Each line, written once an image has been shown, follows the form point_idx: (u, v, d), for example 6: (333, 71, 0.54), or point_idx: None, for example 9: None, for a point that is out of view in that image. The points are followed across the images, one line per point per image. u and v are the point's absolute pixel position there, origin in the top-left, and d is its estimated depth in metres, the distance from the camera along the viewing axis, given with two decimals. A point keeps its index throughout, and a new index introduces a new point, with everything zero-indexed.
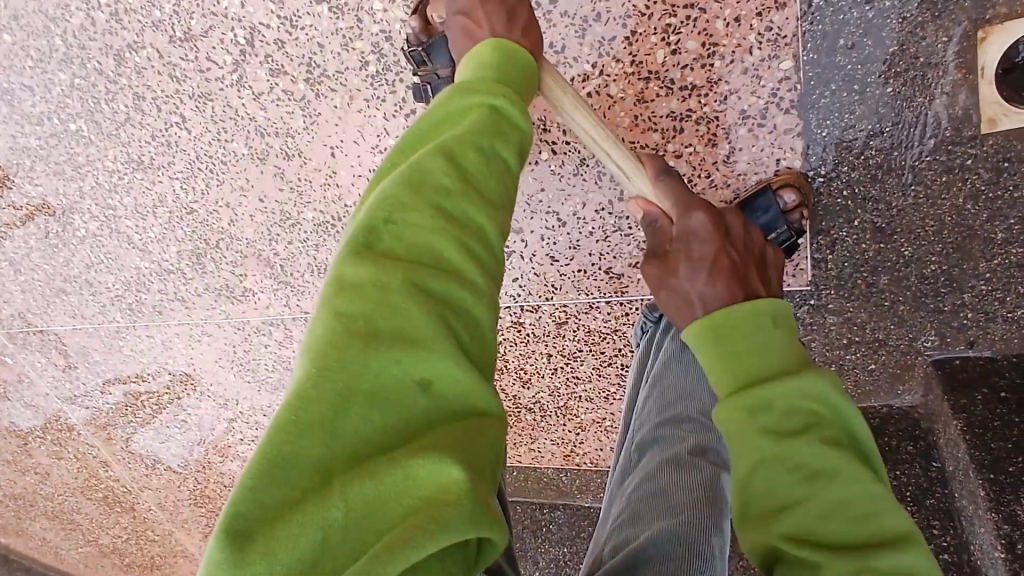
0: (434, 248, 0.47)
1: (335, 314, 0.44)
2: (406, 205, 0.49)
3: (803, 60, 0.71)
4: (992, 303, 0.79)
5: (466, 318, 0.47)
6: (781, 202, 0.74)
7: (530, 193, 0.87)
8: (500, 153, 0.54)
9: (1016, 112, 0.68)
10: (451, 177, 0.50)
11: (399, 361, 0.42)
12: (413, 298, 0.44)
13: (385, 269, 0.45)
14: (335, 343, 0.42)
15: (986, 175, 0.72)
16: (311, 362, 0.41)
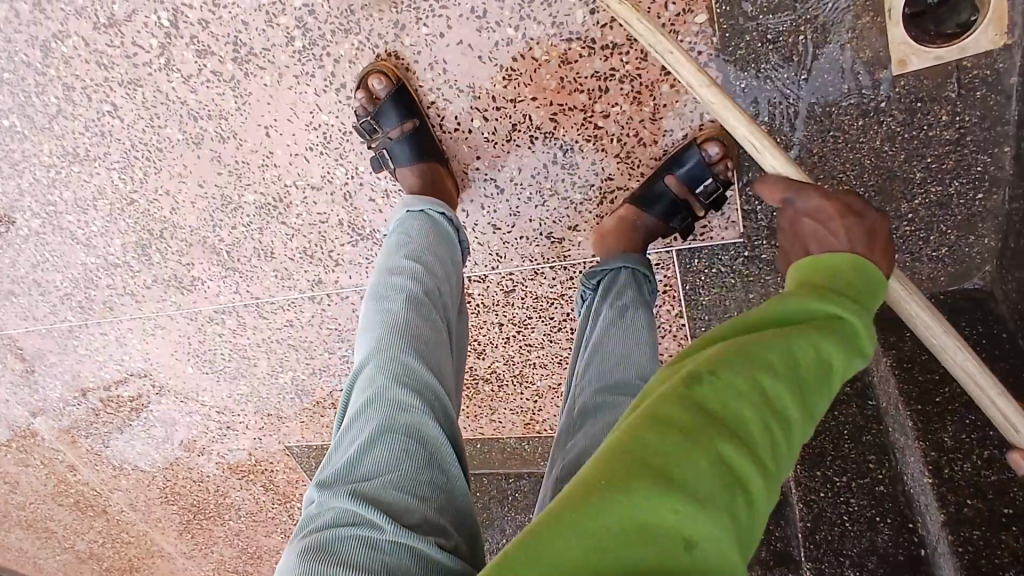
0: (742, 413, 0.39)
1: (685, 420, 0.38)
2: (738, 358, 0.41)
3: (717, 12, 0.73)
4: (915, 242, 0.82)
5: (746, 502, 0.36)
6: (705, 154, 0.77)
7: (466, 162, 0.87)
8: (806, 336, 0.43)
9: (927, 51, 0.71)
10: (778, 346, 0.42)
11: (646, 521, 0.34)
12: (710, 465, 0.36)
13: (688, 415, 0.38)
14: (653, 447, 0.36)
15: (901, 116, 0.74)
16: (658, 463, 0.36)
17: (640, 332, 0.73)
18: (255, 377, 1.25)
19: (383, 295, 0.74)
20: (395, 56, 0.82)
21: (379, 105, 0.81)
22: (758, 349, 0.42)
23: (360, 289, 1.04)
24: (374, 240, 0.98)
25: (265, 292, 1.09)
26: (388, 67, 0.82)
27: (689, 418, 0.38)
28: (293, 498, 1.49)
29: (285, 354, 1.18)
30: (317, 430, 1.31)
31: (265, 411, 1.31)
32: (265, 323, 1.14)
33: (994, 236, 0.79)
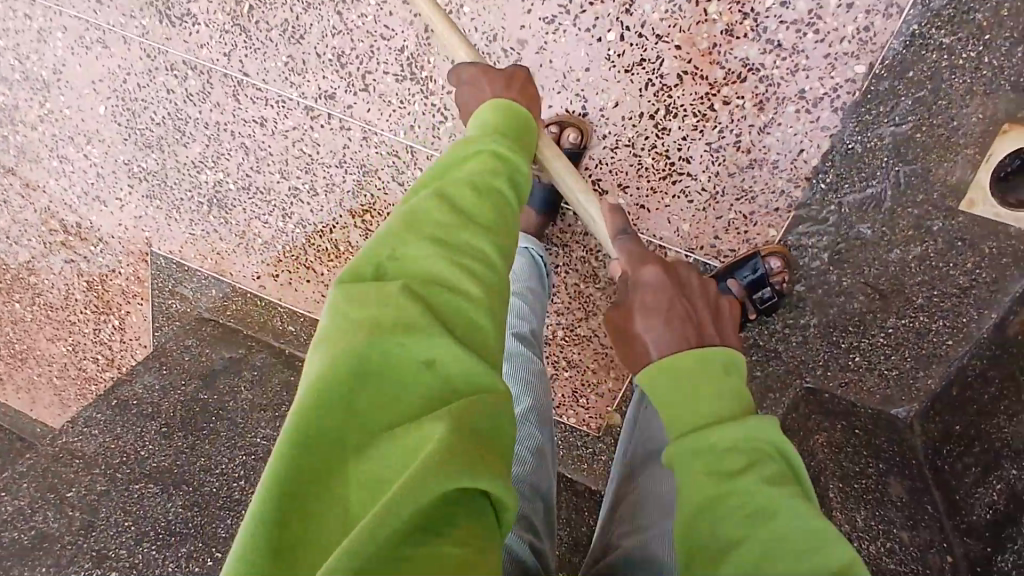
0: (439, 266, 0.49)
1: (415, 220, 0.52)
2: (427, 225, 0.52)
3: (875, 72, 0.76)
4: (879, 355, 0.89)
5: (467, 315, 0.47)
6: (767, 265, 0.85)
7: (574, 65, 0.83)
8: (491, 190, 0.58)
9: (992, 204, 0.78)
10: (445, 213, 0.53)
11: (383, 353, 0.42)
12: (408, 296, 0.45)
13: (384, 298, 0.45)
14: (389, 292, 0.45)
15: (941, 246, 0.82)
16: (416, 250, 0.50)
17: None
18: (173, 159, 1.08)
19: None
20: None
21: (556, 148, 0.85)
22: (382, 302, 0.45)
23: (367, 128, 0.93)
24: (423, 87, 0.88)
25: (259, 75, 0.95)
26: (584, 130, 0.86)
27: (404, 241, 0.50)
28: (113, 312, 1.28)
29: (229, 153, 1.03)
30: (202, 253, 1.15)
31: (156, 203, 1.14)
32: (232, 107, 0.99)
33: (938, 381, 0.88)
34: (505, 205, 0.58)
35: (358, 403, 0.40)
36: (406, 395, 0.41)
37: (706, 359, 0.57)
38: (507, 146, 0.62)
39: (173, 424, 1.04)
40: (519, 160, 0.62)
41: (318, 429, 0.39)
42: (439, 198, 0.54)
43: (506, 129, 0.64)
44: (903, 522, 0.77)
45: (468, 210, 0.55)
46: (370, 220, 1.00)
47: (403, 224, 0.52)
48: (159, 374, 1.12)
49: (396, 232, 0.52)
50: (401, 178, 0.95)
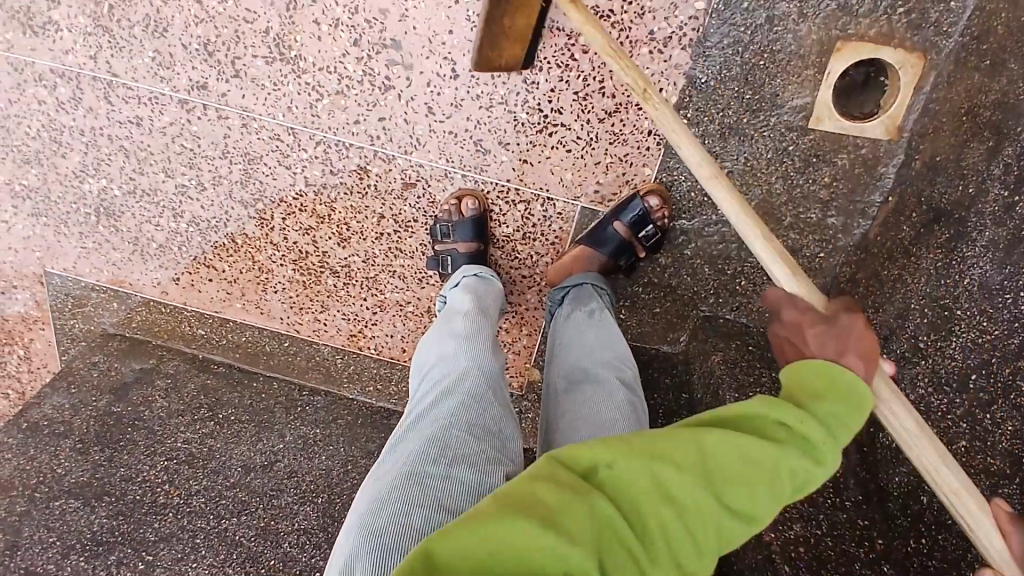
0: (643, 504, 0.41)
1: (708, 469, 0.43)
2: (665, 454, 0.43)
3: (714, 5, 0.80)
4: (761, 275, 0.95)
5: (608, 522, 0.39)
6: (646, 204, 0.90)
7: (437, 29, 0.85)
8: (760, 451, 0.44)
9: (836, 118, 0.85)
10: (697, 457, 0.43)
11: (521, 527, 0.37)
12: (604, 507, 0.40)
13: (574, 492, 0.40)
14: (594, 496, 0.40)
15: (799, 165, 0.87)
16: (679, 483, 0.42)
17: (607, 332, 0.84)
18: (53, 172, 1.04)
19: (427, 349, 0.80)
20: None
21: (461, 220, 0.93)
22: (578, 496, 0.40)
23: (245, 115, 0.93)
24: (295, 67, 0.89)
25: (128, 74, 0.94)
26: (482, 197, 0.95)
27: (676, 473, 0.42)
28: (15, 342, 1.22)
29: (110, 157, 1.01)
30: (97, 265, 1.11)
31: (42, 221, 1.09)
32: (106, 110, 0.97)
33: (817, 294, 0.94)
34: (754, 502, 0.43)
35: (485, 543, 0.36)
36: (531, 551, 0.36)
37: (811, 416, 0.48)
38: (816, 426, 0.46)
39: (88, 441, 0.99)
40: (785, 411, 0.46)
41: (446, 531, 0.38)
42: (733, 431, 0.45)
43: (814, 390, 0.49)
44: None
45: (719, 469, 0.43)
46: (265, 208, 1.01)
47: (669, 434, 0.45)
48: (69, 393, 1.06)
49: (649, 440, 0.44)
50: (287, 162, 0.96)
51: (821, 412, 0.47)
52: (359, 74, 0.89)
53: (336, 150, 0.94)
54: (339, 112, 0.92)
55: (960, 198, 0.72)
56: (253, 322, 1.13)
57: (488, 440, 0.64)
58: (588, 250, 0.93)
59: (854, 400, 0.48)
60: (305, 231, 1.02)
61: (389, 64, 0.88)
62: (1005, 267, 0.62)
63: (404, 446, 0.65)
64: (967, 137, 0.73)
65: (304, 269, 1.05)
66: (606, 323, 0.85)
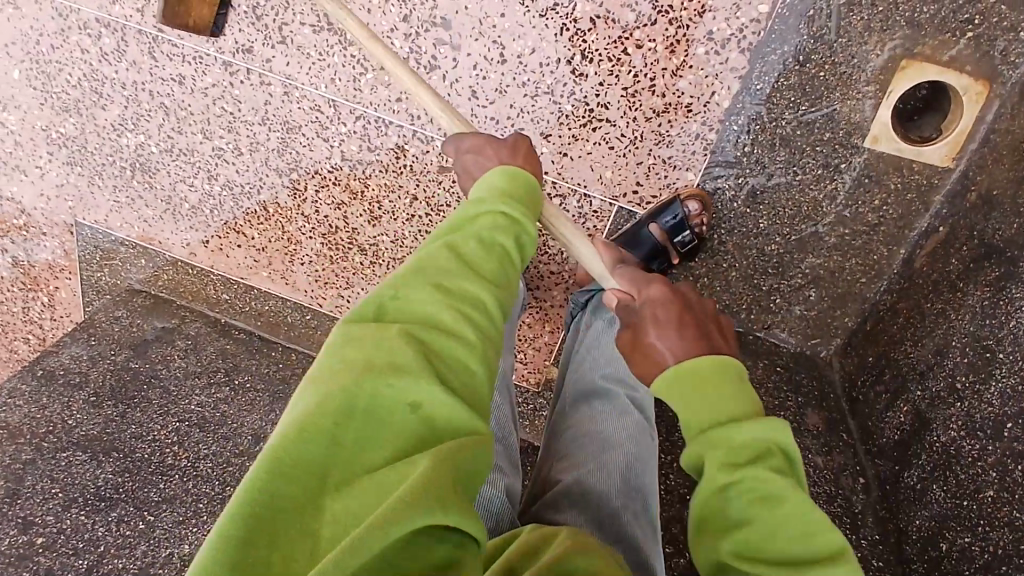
0: (437, 313, 0.51)
1: (452, 271, 0.55)
2: (437, 278, 0.54)
3: (778, 10, 0.78)
4: (798, 294, 0.92)
5: (448, 357, 0.48)
6: (686, 209, 0.87)
7: (489, 11, 0.83)
8: (496, 243, 0.60)
9: (892, 137, 0.82)
10: (451, 264, 0.56)
11: (389, 385, 0.44)
12: (409, 340, 0.47)
13: (384, 341, 0.47)
14: (393, 334, 0.47)
15: (849, 184, 0.85)
16: (437, 305, 0.51)
17: None
18: (91, 124, 1.04)
19: None
20: None
21: None
22: (386, 348, 0.46)
23: (288, 83, 0.93)
24: (342, 37, 0.88)
25: (174, 30, 0.93)
26: None
27: (442, 282, 0.54)
28: (41, 289, 1.23)
29: (150, 114, 1.00)
30: (128, 220, 1.12)
31: (78, 171, 1.09)
32: (149, 65, 0.97)
33: (853, 319, 0.91)
34: (507, 260, 0.60)
35: (347, 418, 0.42)
36: (391, 405, 0.43)
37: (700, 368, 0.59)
38: (504, 207, 0.63)
39: (103, 394, 1.00)
40: (520, 228, 0.62)
41: (305, 424, 0.41)
42: (471, 257, 0.57)
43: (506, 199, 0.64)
44: (818, 448, 0.80)
45: (474, 261, 0.58)
46: (300, 179, 1.00)
47: (405, 279, 0.54)
48: (88, 345, 1.07)
49: (399, 282, 0.54)
50: (325, 134, 0.95)
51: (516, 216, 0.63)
52: (406, 51, 0.87)
53: (376, 127, 0.93)
54: (382, 88, 0.90)
55: (1018, 235, 0.68)
56: (277, 292, 1.12)
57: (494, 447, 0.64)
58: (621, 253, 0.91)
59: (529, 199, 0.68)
60: (336, 206, 1.01)
61: (437, 43, 0.86)
62: None
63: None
64: None
65: (333, 244, 1.05)
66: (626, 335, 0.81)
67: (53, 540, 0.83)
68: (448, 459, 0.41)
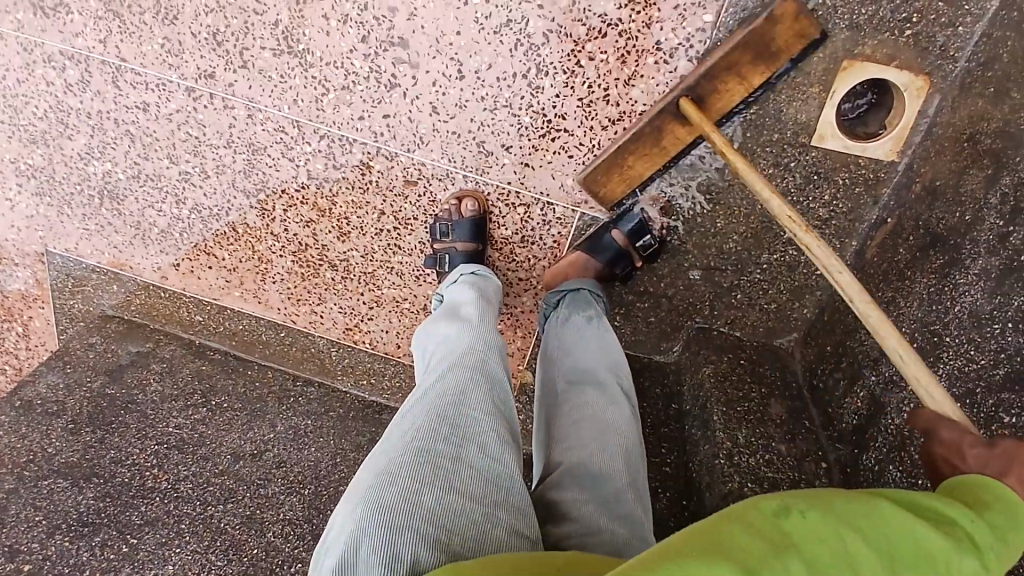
0: (833, 533, 0.34)
1: (901, 548, 0.35)
2: (852, 518, 0.35)
3: (722, 19, 0.80)
4: (758, 289, 0.95)
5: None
6: (644, 213, 0.93)
7: (445, 29, 0.85)
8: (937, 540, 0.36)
9: (839, 136, 0.84)
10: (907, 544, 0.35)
11: None
12: (788, 556, 0.32)
13: (754, 538, 0.33)
14: (781, 543, 0.33)
15: (800, 182, 0.88)
16: (851, 547, 0.34)
17: (609, 339, 0.84)
18: (58, 153, 1.05)
19: (430, 330, 0.80)
20: None
21: (461, 219, 0.94)
22: (764, 545, 0.33)
23: (251, 106, 0.94)
24: (302, 60, 0.90)
25: (137, 59, 0.94)
26: (482, 199, 0.96)
27: (858, 546, 0.34)
28: (15, 319, 1.24)
29: (116, 141, 1.01)
30: (98, 248, 1.12)
31: (47, 201, 1.10)
32: (113, 94, 0.98)
33: (811, 310, 0.95)
34: None
35: None
36: None
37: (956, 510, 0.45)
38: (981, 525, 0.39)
39: (82, 421, 1.00)
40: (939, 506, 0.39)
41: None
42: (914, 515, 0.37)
43: (972, 497, 0.42)
44: (782, 437, 0.82)
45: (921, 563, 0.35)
46: (267, 199, 1.01)
47: (808, 498, 0.36)
48: (64, 373, 1.07)
49: (810, 494, 0.37)
50: (291, 154, 0.97)
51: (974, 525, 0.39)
52: (366, 70, 0.89)
53: (340, 146, 0.95)
54: (345, 107, 0.92)
55: (957, 224, 0.71)
56: (251, 312, 1.14)
57: (494, 419, 0.64)
58: (586, 257, 0.94)
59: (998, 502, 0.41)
60: (305, 224, 1.03)
61: (395, 62, 0.88)
62: (997, 296, 0.62)
63: (405, 423, 0.63)
64: (968, 163, 0.73)
65: (304, 261, 1.06)
66: (609, 332, 0.85)
67: (39, 566, 0.84)
68: None
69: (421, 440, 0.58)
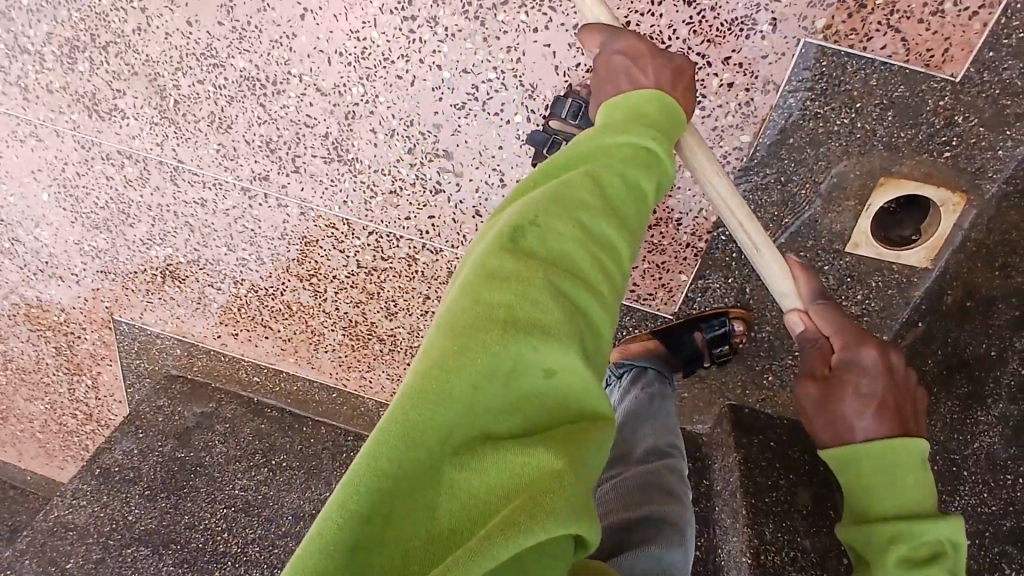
0: (575, 254, 0.52)
1: (563, 200, 0.54)
2: (559, 206, 0.54)
3: (758, 141, 0.82)
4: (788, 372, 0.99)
5: (543, 328, 0.47)
6: (730, 326, 0.94)
7: (489, 144, 0.89)
8: (631, 181, 0.57)
9: (874, 245, 0.87)
10: (596, 198, 0.55)
11: (525, 347, 0.46)
12: (549, 296, 0.48)
13: (538, 299, 0.48)
14: (531, 284, 0.48)
15: (831, 283, 0.91)
16: (562, 233, 0.52)
17: (670, 413, 0.91)
18: (121, 238, 1.12)
19: None
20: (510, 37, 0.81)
21: None
22: (513, 305, 0.48)
23: (304, 206, 0.99)
24: (351, 167, 0.94)
25: (193, 161, 1.00)
26: None
27: (577, 255, 0.52)
28: (85, 373, 1.33)
29: (175, 231, 1.08)
30: (160, 318, 1.20)
31: (110, 277, 1.17)
32: (172, 190, 1.04)
33: None
34: (644, 201, 0.58)
35: (504, 367, 0.45)
36: (527, 360, 0.46)
37: (644, 109, 0.60)
38: (663, 144, 0.58)
39: (154, 488, 1.12)
40: (664, 158, 0.59)
41: (459, 332, 0.46)
42: (584, 177, 0.56)
43: (640, 109, 0.60)
44: (806, 530, 0.90)
45: (617, 203, 0.56)
46: (318, 282, 1.08)
47: (548, 245, 0.52)
48: (136, 438, 1.18)
49: (500, 233, 0.52)
50: (341, 247, 1.03)
51: (619, 159, 0.58)
52: (412, 177, 0.94)
53: (388, 239, 1.00)
54: (394, 207, 0.97)
55: (983, 355, 0.75)
56: (303, 373, 1.21)
57: None
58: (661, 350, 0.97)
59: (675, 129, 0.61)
60: (355, 304, 1.09)
61: (441, 170, 0.92)
62: (1014, 447, 0.67)
63: None
64: (997, 294, 0.76)
65: (354, 334, 1.13)
66: (670, 402, 0.92)
67: None
68: (578, 468, 0.44)
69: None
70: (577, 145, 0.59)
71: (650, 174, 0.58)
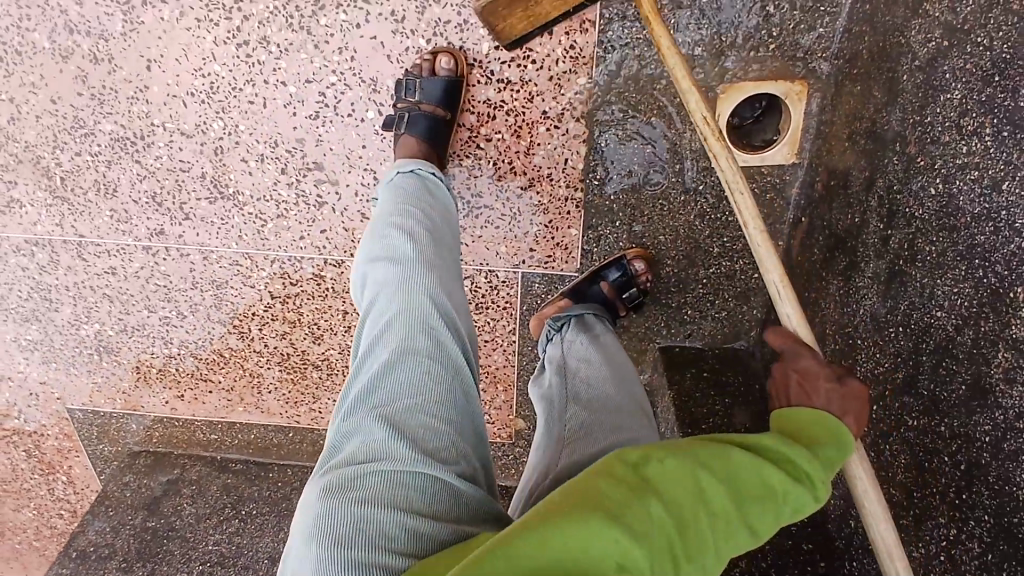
0: (688, 502, 0.43)
1: (705, 455, 0.46)
2: (700, 458, 0.46)
3: (595, 79, 0.84)
4: (704, 301, 0.99)
5: (629, 529, 0.40)
6: (632, 268, 0.95)
7: (352, 146, 0.92)
8: (759, 471, 0.46)
9: (736, 154, 0.87)
10: (732, 459, 0.46)
11: (607, 535, 0.40)
12: (649, 509, 0.42)
13: (638, 509, 0.42)
14: (640, 496, 0.42)
15: (713, 201, 0.91)
16: (716, 507, 0.44)
17: (624, 362, 0.85)
18: (52, 325, 1.16)
19: (387, 246, 0.77)
20: (337, 39, 0.85)
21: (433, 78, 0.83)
22: (615, 495, 0.43)
23: (204, 250, 1.02)
24: (235, 201, 0.98)
25: (94, 233, 1.04)
26: (459, 58, 0.84)
27: (689, 503, 0.43)
28: (58, 469, 1.36)
29: (97, 305, 1.12)
30: (109, 396, 1.23)
31: (53, 366, 1.21)
32: (83, 266, 1.08)
33: (762, 310, 0.98)
34: (777, 500, 0.46)
35: (570, 542, 0.40)
36: (598, 554, 0.39)
37: (812, 421, 0.53)
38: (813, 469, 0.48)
39: (131, 560, 1.11)
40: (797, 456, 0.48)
41: (572, 495, 0.44)
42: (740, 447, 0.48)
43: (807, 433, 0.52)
44: None
45: (750, 482, 0.46)
46: (241, 322, 1.10)
47: (683, 472, 0.45)
48: (108, 516, 1.17)
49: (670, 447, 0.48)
50: (251, 281, 1.05)
51: (780, 462, 0.48)
52: (293, 196, 0.96)
53: (291, 263, 1.02)
54: (286, 230, 0.99)
55: (851, 225, 0.74)
56: (256, 419, 1.22)
57: (449, 387, 0.68)
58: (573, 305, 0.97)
59: (842, 448, 0.51)
60: (281, 336, 1.11)
61: (317, 183, 0.95)
62: (886, 300, 0.66)
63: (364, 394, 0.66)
64: (850, 163, 0.76)
65: (290, 367, 1.14)
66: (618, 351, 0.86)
67: None
68: None
69: (386, 426, 0.61)
70: (786, 416, 0.54)
71: (789, 481, 0.46)
